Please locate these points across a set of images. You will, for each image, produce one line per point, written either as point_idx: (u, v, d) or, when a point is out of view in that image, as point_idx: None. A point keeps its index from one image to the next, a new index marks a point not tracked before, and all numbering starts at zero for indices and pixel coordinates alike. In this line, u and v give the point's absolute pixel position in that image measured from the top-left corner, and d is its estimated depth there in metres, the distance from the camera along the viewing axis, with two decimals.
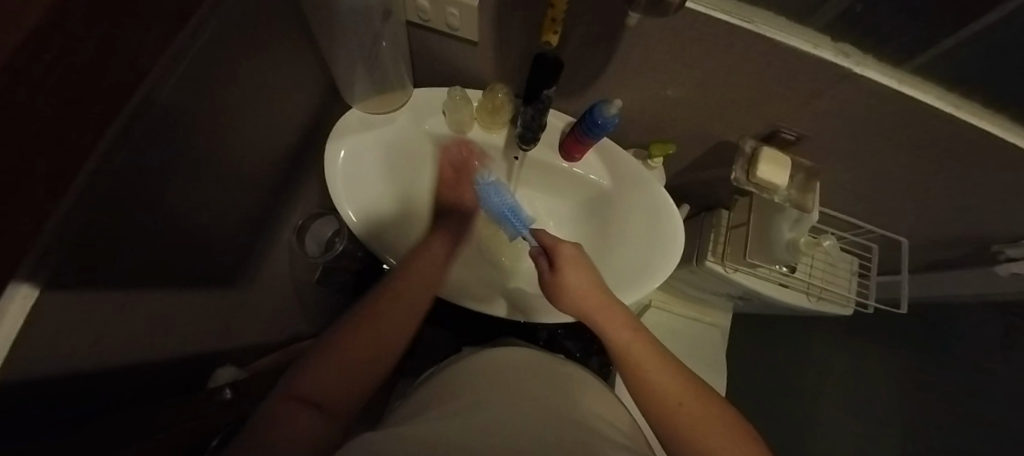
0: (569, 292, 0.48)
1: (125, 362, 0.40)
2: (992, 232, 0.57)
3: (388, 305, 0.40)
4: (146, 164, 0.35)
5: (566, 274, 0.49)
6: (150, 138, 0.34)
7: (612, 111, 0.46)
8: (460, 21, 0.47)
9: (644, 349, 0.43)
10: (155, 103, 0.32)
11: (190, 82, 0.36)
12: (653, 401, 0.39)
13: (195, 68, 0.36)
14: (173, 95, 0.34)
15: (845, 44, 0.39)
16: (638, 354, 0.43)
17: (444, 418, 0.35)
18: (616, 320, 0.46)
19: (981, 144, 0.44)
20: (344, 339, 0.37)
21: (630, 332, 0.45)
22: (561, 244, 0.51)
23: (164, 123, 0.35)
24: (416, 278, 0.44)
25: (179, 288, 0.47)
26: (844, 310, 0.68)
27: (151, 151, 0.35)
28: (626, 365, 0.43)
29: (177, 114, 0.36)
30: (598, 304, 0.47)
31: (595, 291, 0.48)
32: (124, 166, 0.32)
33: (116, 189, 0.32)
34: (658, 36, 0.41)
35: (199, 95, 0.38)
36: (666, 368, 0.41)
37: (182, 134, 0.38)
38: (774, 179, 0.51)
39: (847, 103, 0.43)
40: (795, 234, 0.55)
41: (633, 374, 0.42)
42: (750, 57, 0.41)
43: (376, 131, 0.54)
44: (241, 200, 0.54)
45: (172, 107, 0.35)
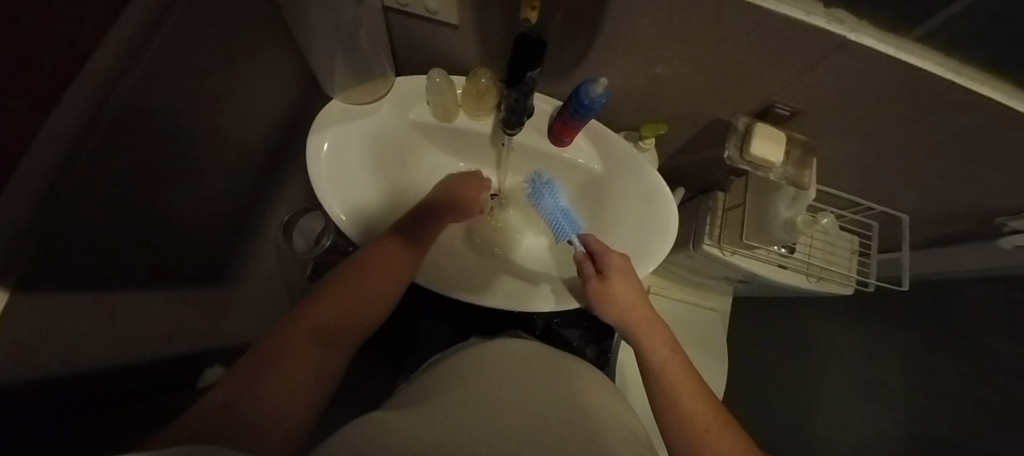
0: (615, 304, 0.48)
1: (109, 365, 0.40)
2: (994, 203, 0.55)
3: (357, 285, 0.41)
4: (122, 157, 0.34)
5: (613, 284, 0.49)
6: (120, 130, 0.33)
7: (598, 90, 0.44)
8: (438, 3, 0.45)
9: (681, 372, 0.44)
10: (119, 91, 0.32)
11: (157, 72, 0.35)
12: (678, 419, 0.39)
13: (161, 57, 0.35)
14: (140, 85, 0.34)
15: (839, 10, 0.37)
16: (674, 375, 0.44)
17: (438, 408, 0.36)
18: (657, 337, 0.48)
19: (983, 111, 0.42)
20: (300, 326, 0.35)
21: (669, 353, 0.47)
22: (609, 252, 0.51)
23: (133, 124, 0.34)
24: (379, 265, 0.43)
25: (167, 289, 0.47)
26: (845, 289, 0.66)
27: (123, 143, 0.34)
28: (659, 383, 0.44)
29: (149, 105, 0.35)
30: (643, 318, 0.49)
31: (641, 306, 0.49)
32: (96, 158, 0.32)
33: (90, 181, 0.32)
34: (641, 11, 0.39)
35: (170, 87, 0.38)
36: (699, 395, 0.41)
37: (154, 133, 0.37)
38: (769, 156, 0.49)
39: (841, 73, 0.42)
40: (793, 213, 0.52)
41: (666, 395, 0.42)
42: (737, 28, 0.39)
43: (359, 121, 0.53)
44: (224, 197, 0.53)
45: (141, 99, 0.34)
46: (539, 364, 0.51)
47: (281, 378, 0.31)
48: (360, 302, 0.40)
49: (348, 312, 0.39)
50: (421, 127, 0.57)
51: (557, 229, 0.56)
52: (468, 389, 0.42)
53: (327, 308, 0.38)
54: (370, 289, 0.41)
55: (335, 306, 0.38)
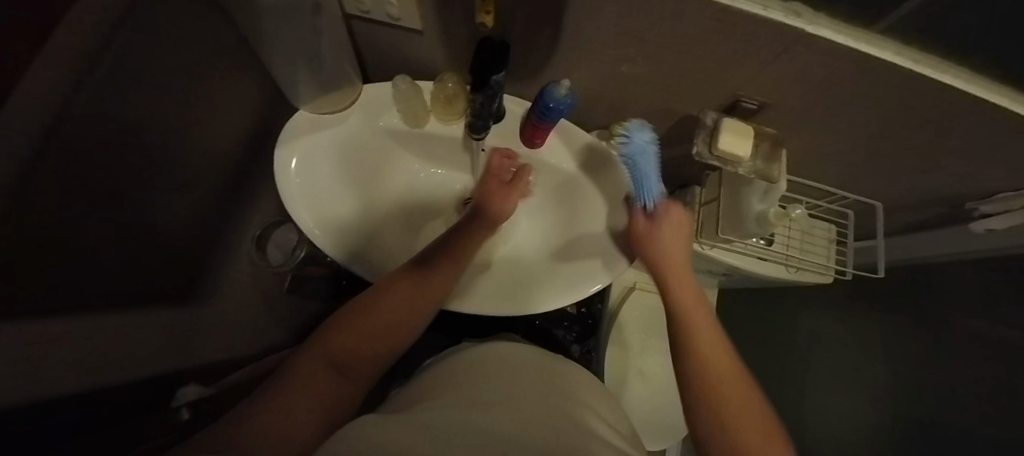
0: (657, 250, 0.50)
1: (81, 388, 0.39)
2: (964, 188, 0.56)
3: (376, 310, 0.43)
4: (82, 170, 0.33)
5: (663, 232, 0.50)
6: (77, 143, 0.31)
7: (563, 93, 0.44)
8: (399, 9, 0.45)
9: (709, 325, 0.45)
10: (77, 103, 0.31)
11: (113, 86, 0.34)
12: (696, 359, 0.41)
13: (114, 69, 0.34)
14: (96, 99, 0.32)
15: (797, 4, 0.37)
16: (701, 326, 0.44)
17: (428, 416, 0.35)
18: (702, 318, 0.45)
19: (944, 98, 0.42)
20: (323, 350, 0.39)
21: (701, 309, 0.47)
22: (672, 205, 0.51)
23: (98, 130, 0.33)
24: (398, 291, 0.44)
25: (136, 310, 0.46)
26: (824, 278, 0.67)
27: (83, 157, 0.33)
28: (694, 358, 0.41)
29: (105, 116, 0.34)
30: (683, 274, 0.49)
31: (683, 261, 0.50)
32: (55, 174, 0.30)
33: (54, 196, 0.30)
34: (600, 10, 0.39)
35: (130, 97, 0.36)
36: (721, 349, 0.42)
37: (119, 142, 0.36)
38: (737, 151, 0.48)
39: (804, 65, 0.42)
40: (765, 206, 0.53)
41: (703, 371, 0.39)
42: (699, 22, 0.38)
43: (327, 132, 0.52)
44: (191, 213, 0.52)
45: (98, 110, 0.33)
46: (527, 367, 0.50)
47: (295, 400, 0.34)
48: (385, 329, 0.42)
49: (365, 336, 0.41)
50: (393, 135, 0.56)
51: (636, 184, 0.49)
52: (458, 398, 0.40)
53: (350, 335, 0.40)
54: (400, 319, 0.43)
55: (354, 334, 0.41)
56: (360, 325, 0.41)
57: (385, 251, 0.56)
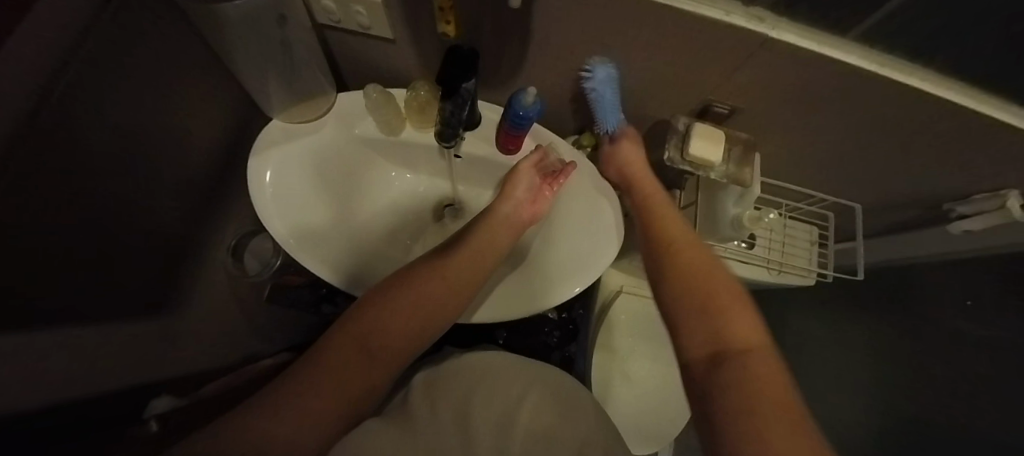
0: (620, 160, 0.51)
1: (48, 402, 0.39)
2: (940, 189, 0.56)
3: (412, 291, 0.39)
4: (51, 180, 0.33)
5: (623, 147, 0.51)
6: (48, 154, 0.31)
7: (531, 99, 0.44)
8: (369, 19, 0.45)
9: (676, 220, 0.44)
10: (46, 113, 0.30)
11: (78, 96, 0.34)
12: (665, 249, 0.40)
13: (81, 80, 0.33)
14: (63, 109, 0.32)
15: (759, 9, 0.37)
16: (669, 221, 0.44)
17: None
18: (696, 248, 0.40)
19: (911, 100, 0.42)
20: (352, 334, 0.36)
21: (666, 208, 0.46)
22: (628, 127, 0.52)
23: (64, 139, 0.33)
24: (435, 278, 0.41)
25: (108, 322, 0.46)
26: (807, 281, 0.66)
27: (53, 168, 0.32)
28: (678, 291, 0.35)
29: (76, 125, 0.34)
30: (646, 180, 0.49)
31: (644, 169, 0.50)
32: (25, 184, 0.30)
33: (25, 206, 0.30)
34: (562, 17, 0.39)
35: (95, 109, 0.36)
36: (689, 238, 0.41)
37: (86, 152, 0.36)
38: (708, 156, 0.48)
39: (771, 68, 0.42)
40: (740, 210, 0.52)
41: (687, 304, 0.34)
42: (664, 28, 0.39)
43: (300, 141, 0.52)
44: (165, 223, 0.52)
45: (70, 120, 0.33)
46: (504, 385, 0.51)
47: (316, 396, 0.31)
48: (407, 334, 0.38)
49: (399, 321, 0.37)
50: (369, 142, 0.56)
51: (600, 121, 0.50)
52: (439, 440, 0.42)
53: (382, 317, 0.37)
54: (424, 307, 0.39)
55: (386, 316, 0.37)
56: (395, 308, 0.38)
57: (359, 259, 0.55)
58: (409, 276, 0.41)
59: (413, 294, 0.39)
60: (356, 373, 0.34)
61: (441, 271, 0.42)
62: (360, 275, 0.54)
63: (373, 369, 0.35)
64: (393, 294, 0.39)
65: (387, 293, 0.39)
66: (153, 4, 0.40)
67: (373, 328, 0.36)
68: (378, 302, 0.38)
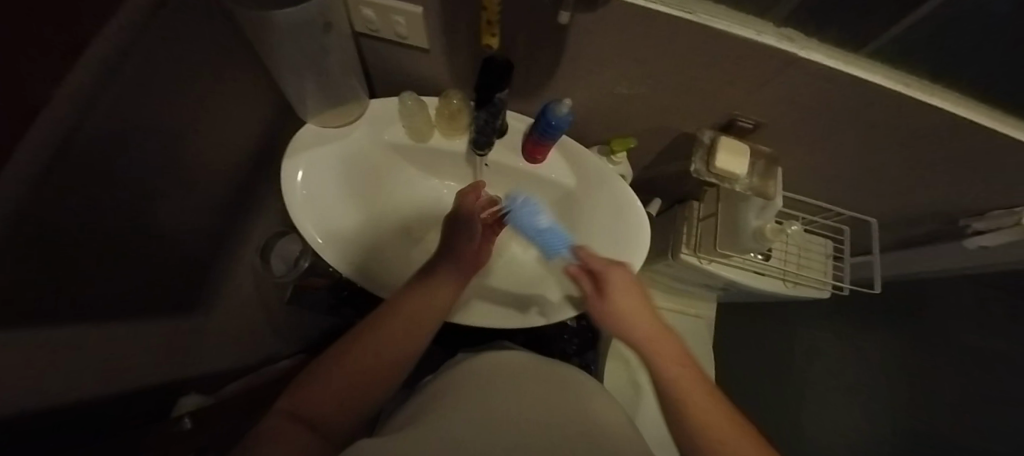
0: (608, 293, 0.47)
1: (78, 398, 0.39)
2: (957, 205, 0.57)
3: (377, 338, 0.38)
4: (99, 174, 0.34)
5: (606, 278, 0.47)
6: (89, 156, 0.32)
7: (564, 110, 0.45)
8: (407, 29, 0.46)
9: (680, 365, 0.40)
10: (100, 108, 0.31)
11: (131, 96, 0.35)
12: (678, 410, 0.36)
13: (134, 82, 0.35)
14: (113, 109, 0.33)
15: (789, 30, 0.39)
16: (674, 366, 0.40)
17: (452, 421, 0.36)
18: (708, 403, 0.36)
19: (932, 119, 0.43)
20: (295, 406, 0.31)
21: (668, 350, 0.42)
22: (600, 254, 0.50)
23: (113, 136, 0.34)
24: (403, 318, 0.41)
25: (139, 319, 0.46)
26: (822, 293, 0.67)
27: (93, 169, 0.33)
28: (672, 397, 0.37)
29: (121, 126, 0.35)
30: (637, 315, 0.45)
31: (635, 298, 0.46)
32: (64, 182, 0.30)
33: (57, 204, 0.30)
34: (599, 33, 0.41)
35: (144, 109, 0.37)
36: (699, 386, 0.38)
37: (133, 151, 0.37)
38: (732, 169, 0.50)
39: (798, 86, 0.43)
40: (761, 222, 0.54)
41: (679, 406, 0.36)
42: (694, 45, 0.40)
43: (331, 145, 0.53)
44: (200, 221, 0.53)
45: (114, 119, 0.34)
46: (529, 372, 0.50)
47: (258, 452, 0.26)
48: (422, 318, 0.42)
49: (358, 375, 0.35)
50: (397, 148, 0.57)
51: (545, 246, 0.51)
52: (467, 400, 0.42)
53: (339, 374, 0.35)
54: (389, 353, 0.38)
55: (343, 371, 0.35)
56: (356, 357, 0.36)
57: (383, 262, 0.56)
58: (370, 324, 0.40)
59: (378, 341, 0.38)
60: (386, 349, 0.38)
61: (408, 312, 0.41)
62: (386, 279, 0.55)
63: (398, 348, 0.39)
64: (352, 346, 0.37)
65: (342, 350, 0.37)
66: (204, 10, 0.42)
67: (328, 387, 0.34)
68: (334, 362, 0.36)
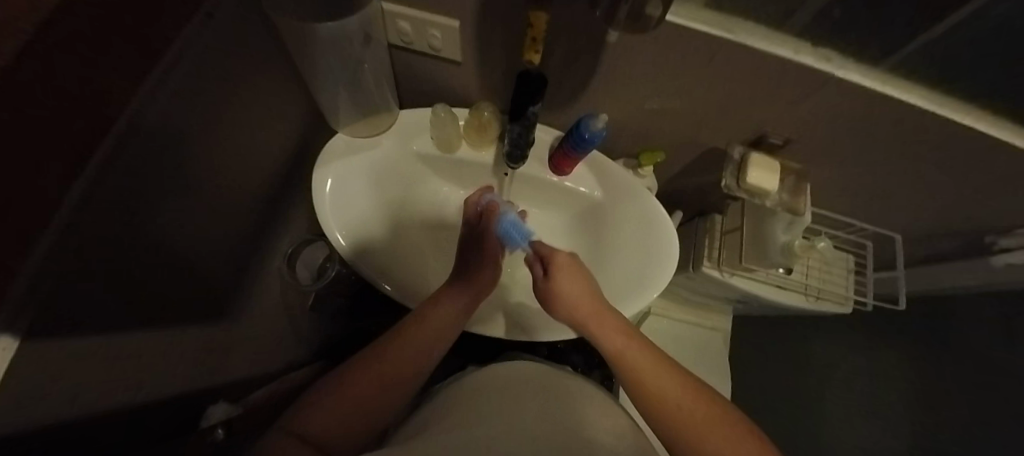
0: (562, 298, 0.44)
1: (117, 402, 0.39)
2: (986, 222, 0.57)
3: (412, 338, 0.40)
4: (146, 178, 0.34)
5: (557, 281, 0.44)
6: (136, 169, 0.33)
7: (599, 125, 0.45)
8: (442, 42, 0.47)
9: (645, 356, 0.41)
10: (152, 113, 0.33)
11: (178, 103, 0.36)
12: (651, 404, 0.37)
13: (183, 89, 0.36)
14: (164, 115, 0.34)
15: (825, 49, 0.40)
16: (637, 358, 0.40)
17: (464, 430, 0.36)
18: (680, 390, 0.37)
19: (966, 138, 0.44)
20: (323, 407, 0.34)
21: (624, 339, 0.42)
22: (554, 251, 0.46)
23: (160, 140, 0.35)
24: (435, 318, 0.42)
25: (174, 326, 0.46)
26: (844, 308, 0.67)
27: (140, 183, 0.34)
28: (629, 377, 0.40)
29: (168, 138, 0.36)
30: (591, 311, 0.43)
31: (590, 295, 0.44)
32: (111, 196, 0.31)
33: (104, 219, 0.31)
34: (638, 49, 0.41)
35: (195, 115, 0.39)
36: (664, 370, 0.39)
37: (179, 154, 0.38)
38: (764, 185, 0.51)
39: (833, 104, 0.44)
40: (790, 237, 0.55)
41: (634, 383, 0.39)
42: (730, 64, 0.41)
43: (363, 155, 0.53)
44: (234, 229, 0.54)
45: (161, 133, 0.35)
46: (543, 381, 0.50)
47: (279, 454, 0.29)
48: (435, 340, 0.41)
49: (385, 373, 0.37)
50: (425, 159, 0.57)
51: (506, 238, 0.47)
52: (485, 407, 0.43)
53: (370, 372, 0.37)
54: (414, 351, 0.39)
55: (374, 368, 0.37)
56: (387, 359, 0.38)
57: (407, 269, 0.55)
58: (408, 321, 0.41)
59: (409, 342, 0.39)
60: (400, 361, 0.38)
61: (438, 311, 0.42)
62: (412, 288, 0.54)
63: (410, 365, 0.39)
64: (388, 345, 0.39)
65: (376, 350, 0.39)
66: (246, 22, 0.43)
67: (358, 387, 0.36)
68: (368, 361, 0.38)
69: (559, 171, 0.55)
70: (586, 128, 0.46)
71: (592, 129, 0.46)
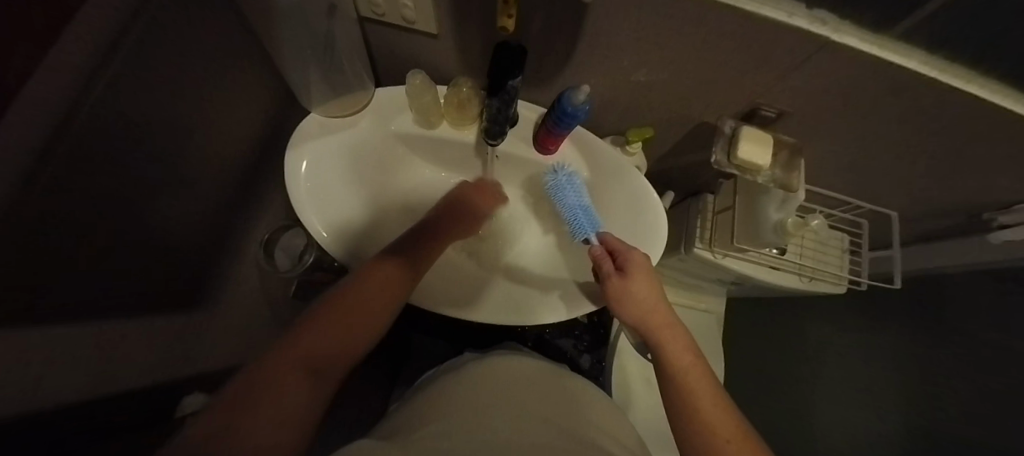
0: (633, 299, 0.45)
1: (79, 400, 0.37)
2: (984, 198, 0.56)
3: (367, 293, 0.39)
4: (91, 160, 0.32)
5: (632, 280, 0.46)
6: (81, 152, 0.30)
7: (581, 98, 0.43)
8: (415, 12, 0.44)
9: (704, 381, 0.41)
10: (99, 88, 0.30)
11: (124, 81, 0.33)
12: (697, 423, 0.37)
13: (131, 64, 0.33)
14: (111, 93, 0.32)
15: (822, 11, 0.36)
16: (696, 380, 0.41)
17: (439, 430, 0.35)
18: (732, 423, 0.36)
19: (972, 110, 0.41)
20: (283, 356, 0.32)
21: (690, 358, 0.43)
22: (630, 250, 0.48)
23: (108, 119, 0.32)
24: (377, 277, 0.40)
25: (132, 320, 0.44)
26: (838, 289, 0.66)
27: (86, 168, 0.31)
28: (681, 394, 0.40)
29: (115, 118, 0.33)
30: (661, 321, 0.46)
31: (658, 305, 0.46)
32: (53, 181, 0.28)
33: (48, 206, 0.28)
34: (621, 15, 0.38)
35: (145, 92, 0.36)
36: (719, 399, 0.39)
37: (130, 135, 0.36)
38: (756, 159, 0.49)
39: (829, 73, 0.41)
40: (783, 215, 0.52)
41: (687, 405, 0.39)
42: (720, 30, 0.38)
43: (337, 136, 0.51)
44: (198, 218, 0.51)
45: (105, 112, 0.32)
46: (531, 381, 0.48)
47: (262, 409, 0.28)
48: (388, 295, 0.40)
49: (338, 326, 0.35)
50: (404, 139, 0.55)
51: (574, 227, 0.50)
52: (468, 405, 0.41)
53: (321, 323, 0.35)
54: (370, 306, 0.38)
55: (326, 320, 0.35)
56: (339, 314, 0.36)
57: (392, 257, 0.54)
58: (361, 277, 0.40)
59: (362, 297, 0.38)
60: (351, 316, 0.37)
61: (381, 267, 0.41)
62: None
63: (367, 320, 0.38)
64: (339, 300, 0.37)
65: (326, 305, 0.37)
66: None
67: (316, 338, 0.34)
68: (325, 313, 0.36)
69: (545, 150, 0.52)
70: (569, 100, 0.43)
71: (577, 101, 0.44)
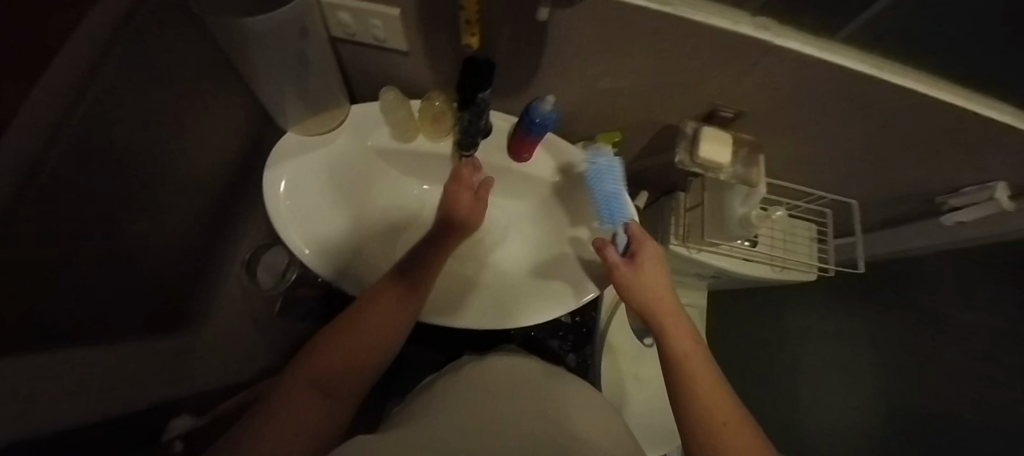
0: (643, 285, 0.48)
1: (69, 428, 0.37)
2: (935, 184, 0.60)
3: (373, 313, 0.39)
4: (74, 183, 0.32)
5: (645, 267, 0.48)
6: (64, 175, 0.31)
7: (548, 107, 0.46)
8: (384, 31, 0.46)
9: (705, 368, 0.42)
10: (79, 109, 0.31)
11: (102, 110, 0.33)
12: (699, 406, 0.38)
13: (108, 92, 0.34)
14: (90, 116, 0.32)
15: (766, 18, 0.39)
16: (697, 366, 0.42)
17: (420, 428, 0.36)
18: (732, 409, 0.38)
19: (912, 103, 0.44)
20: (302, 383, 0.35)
21: (692, 345, 0.45)
22: (647, 240, 0.50)
23: (89, 141, 0.33)
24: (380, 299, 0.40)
25: (116, 346, 0.44)
26: (808, 276, 0.69)
27: (68, 191, 0.31)
28: (682, 380, 0.41)
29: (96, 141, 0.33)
30: (667, 309, 0.47)
31: (666, 294, 0.48)
32: (42, 204, 0.29)
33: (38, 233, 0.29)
34: (581, 28, 0.40)
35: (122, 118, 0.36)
36: (720, 386, 0.40)
37: (109, 158, 0.36)
38: (717, 158, 0.51)
39: (778, 73, 0.44)
40: (748, 209, 0.54)
41: (686, 390, 0.40)
42: (675, 38, 0.40)
43: (315, 153, 0.52)
44: (178, 239, 0.51)
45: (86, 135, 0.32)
46: (519, 378, 0.50)
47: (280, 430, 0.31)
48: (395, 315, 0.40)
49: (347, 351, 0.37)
50: (381, 153, 0.56)
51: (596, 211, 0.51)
52: (454, 405, 0.42)
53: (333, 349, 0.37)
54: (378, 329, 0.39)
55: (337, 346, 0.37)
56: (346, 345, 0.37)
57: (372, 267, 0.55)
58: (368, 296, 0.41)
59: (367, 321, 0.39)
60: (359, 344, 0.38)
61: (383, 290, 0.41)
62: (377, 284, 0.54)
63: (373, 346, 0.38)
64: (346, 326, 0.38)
65: (334, 332, 0.38)
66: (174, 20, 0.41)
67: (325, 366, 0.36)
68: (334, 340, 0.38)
69: (521, 158, 0.55)
70: (537, 110, 0.46)
71: (544, 111, 0.46)
